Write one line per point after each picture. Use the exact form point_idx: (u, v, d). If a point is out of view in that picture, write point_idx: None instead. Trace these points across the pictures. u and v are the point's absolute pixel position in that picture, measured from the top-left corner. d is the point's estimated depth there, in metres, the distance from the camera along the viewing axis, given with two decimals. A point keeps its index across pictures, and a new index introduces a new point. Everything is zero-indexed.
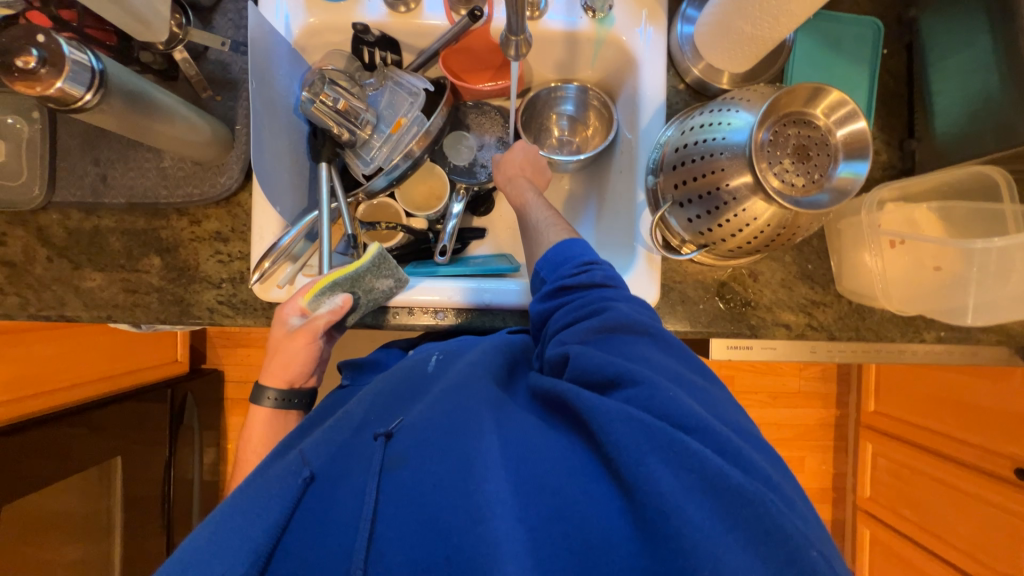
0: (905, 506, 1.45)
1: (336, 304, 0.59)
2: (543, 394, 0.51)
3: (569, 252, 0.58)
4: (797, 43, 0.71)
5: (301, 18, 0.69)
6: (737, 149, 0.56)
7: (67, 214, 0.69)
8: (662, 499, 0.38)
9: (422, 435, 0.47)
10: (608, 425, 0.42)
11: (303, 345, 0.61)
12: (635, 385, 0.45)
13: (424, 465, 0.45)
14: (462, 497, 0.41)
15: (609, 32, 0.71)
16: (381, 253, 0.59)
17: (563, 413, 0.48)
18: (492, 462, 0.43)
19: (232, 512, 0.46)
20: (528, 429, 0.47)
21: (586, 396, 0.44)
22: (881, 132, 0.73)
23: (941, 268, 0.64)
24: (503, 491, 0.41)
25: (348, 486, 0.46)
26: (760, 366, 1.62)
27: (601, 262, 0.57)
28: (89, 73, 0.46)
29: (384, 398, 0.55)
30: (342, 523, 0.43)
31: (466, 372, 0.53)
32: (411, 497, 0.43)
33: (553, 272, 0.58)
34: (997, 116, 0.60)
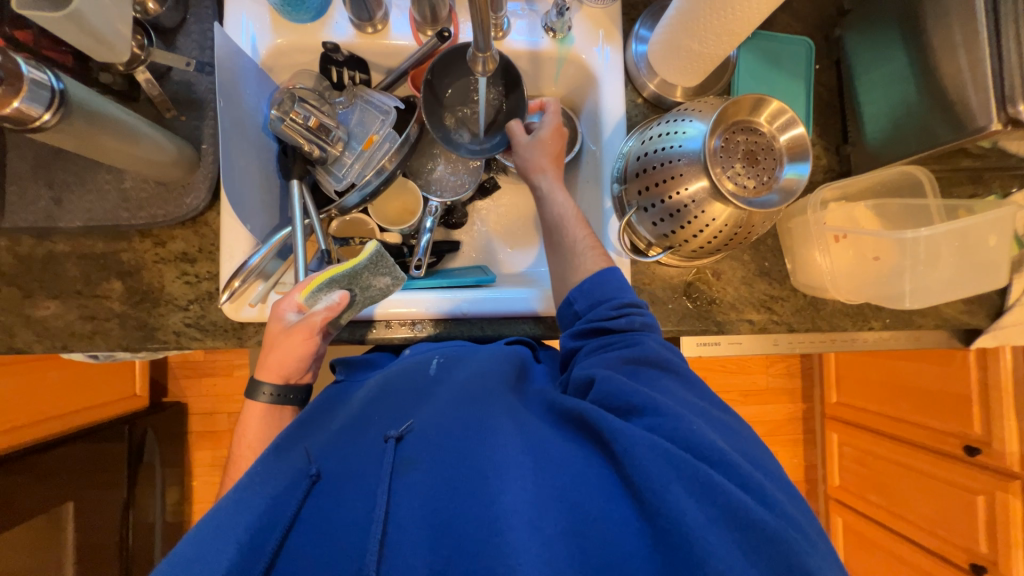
0: (871, 492, 1.52)
1: (331, 300, 0.55)
2: (561, 410, 0.51)
3: (604, 287, 0.59)
4: (740, 60, 0.77)
5: (268, 38, 0.70)
6: (692, 155, 0.60)
7: (17, 240, 0.66)
8: (686, 527, 0.39)
9: (436, 441, 0.48)
10: (638, 454, 0.43)
11: (301, 341, 0.58)
12: (658, 414, 0.46)
13: (438, 471, 0.45)
14: (481, 508, 0.42)
15: (570, 51, 0.75)
16: (379, 250, 0.56)
17: (582, 432, 0.49)
18: (511, 476, 0.44)
19: (231, 511, 0.44)
20: (548, 443, 0.47)
21: (613, 420, 0.45)
22: (820, 139, 0.80)
23: (879, 259, 0.70)
24: (522, 505, 0.42)
25: (356, 486, 0.46)
26: (730, 366, 1.69)
27: (639, 307, 0.58)
28: (48, 92, 0.45)
29: (392, 400, 0.54)
30: (352, 527, 0.43)
31: (483, 385, 0.54)
32: (425, 503, 0.43)
33: (590, 310, 0.59)
34: (917, 122, 0.67)
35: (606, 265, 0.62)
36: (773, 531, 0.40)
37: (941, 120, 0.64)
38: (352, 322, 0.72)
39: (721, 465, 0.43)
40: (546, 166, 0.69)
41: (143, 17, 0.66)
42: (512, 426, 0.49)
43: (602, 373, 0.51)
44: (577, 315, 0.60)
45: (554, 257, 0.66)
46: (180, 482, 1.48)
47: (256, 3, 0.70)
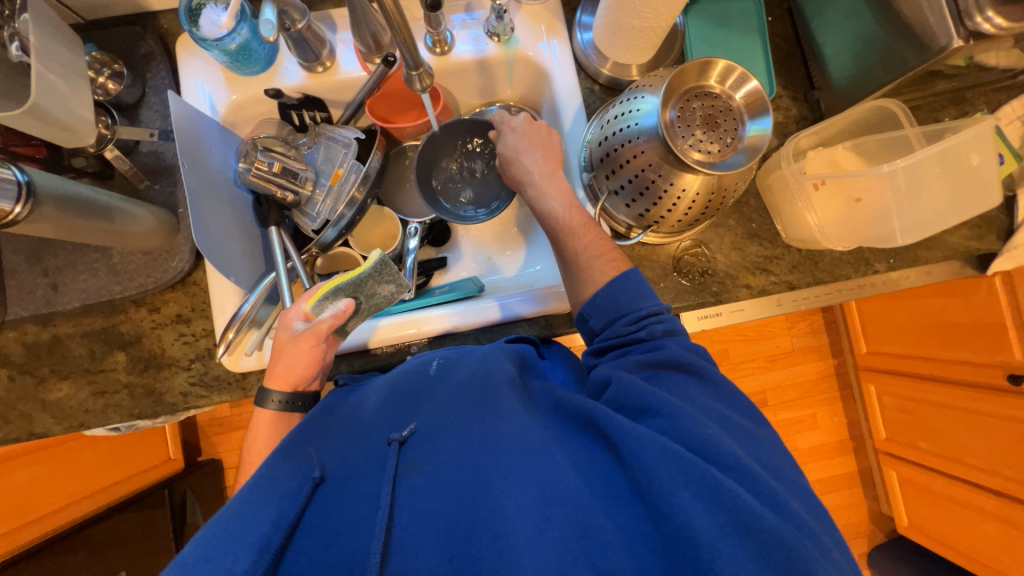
0: (921, 439, 1.45)
1: (337, 309, 0.58)
2: (566, 406, 0.51)
3: (619, 300, 0.56)
4: (689, 27, 0.76)
5: (224, 96, 0.72)
6: (650, 131, 0.59)
7: (23, 330, 0.69)
8: (692, 530, 0.38)
9: (438, 444, 0.48)
10: (646, 457, 0.42)
11: (308, 348, 0.58)
12: (666, 415, 0.46)
13: (441, 471, 0.46)
14: (484, 511, 0.42)
15: (517, 51, 0.76)
16: (383, 259, 0.58)
17: (588, 431, 0.48)
18: (512, 480, 0.44)
19: (241, 512, 0.44)
20: (550, 440, 0.47)
21: (620, 421, 0.45)
22: (786, 91, 0.79)
23: (863, 199, 0.67)
24: (524, 509, 0.42)
25: (359, 488, 0.47)
26: (750, 333, 1.65)
27: (660, 314, 0.56)
28: (15, 186, 0.48)
29: (396, 403, 0.55)
30: (355, 528, 0.44)
31: (485, 382, 0.54)
32: (428, 505, 0.44)
33: (607, 323, 0.57)
34: (880, 53, 0.65)
35: (620, 271, 0.59)
36: (779, 535, 0.38)
37: (904, 46, 0.61)
38: (348, 354, 0.73)
39: (716, 460, 0.43)
40: (534, 170, 0.67)
41: (106, 98, 0.69)
42: (514, 426, 0.48)
43: (618, 374, 0.51)
44: (594, 330, 0.58)
45: (567, 273, 0.64)
46: None
47: (209, 64, 0.72)
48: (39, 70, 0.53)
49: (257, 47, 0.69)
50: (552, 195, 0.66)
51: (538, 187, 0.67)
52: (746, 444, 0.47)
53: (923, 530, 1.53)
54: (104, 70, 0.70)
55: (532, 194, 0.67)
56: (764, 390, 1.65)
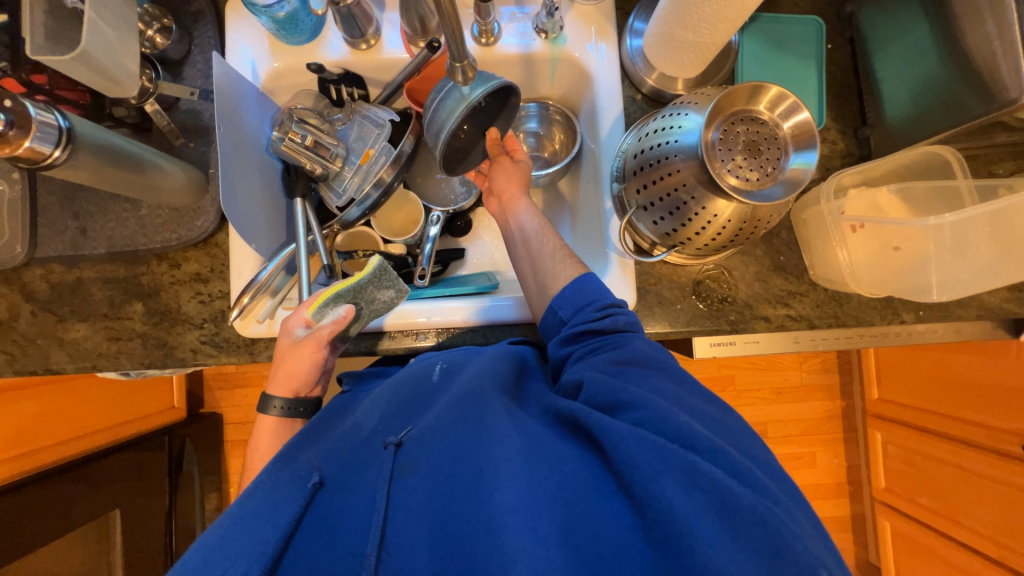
0: (922, 494, 1.41)
1: (339, 316, 0.57)
2: (556, 411, 0.50)
3: (585, 292, 0.59)
4: (743, 45, 0.74)
5: (266, 62, 0.73)
6: (689, 151, 0.58)
7: (49, 268, 0.71)
8: (672, 518, 0.38)
9: (430, 442, 0.48)
10: (624, 446, 0.42)
11: (308, 355, 0.59)
12: (638, 408, 0.45)
13: (434, 470, 0.46)
14: (476, 506, 0.42)
15: (562, 51, 0.74)
16: (382, 264, 0.59)
17: (575, 431, 0.48)
18: (502, 475, 0.44)
19: (243, 517, 0.45)
20: (542, 441, 0.47)
21: (598, 418, 0.44)
22: (835, 123, 0.76)
23: (901, 249, 0.64)
24: (513, 502, 0.41)
25: (358, 490, 0.47)
26: (760, 363, 1.61)
27: (621, 307, 0.59)
28: (55, 131, 0.49)
29: (396, 407, 0.56)
30: (352, 526, 0.44)
31: (475, 383, 0.54)
32: (421, 503, 0.44)
33: (574, 315, 0.59)
34: (944, 97, 0.62)
35: (581, 273, 0.63)
36: (752, 509, 0.38)
37: (972, 92, 0.58)
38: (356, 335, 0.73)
39: (697, 445, 0.42)
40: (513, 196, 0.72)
41: (152, 51, 0.69)
42: (505, 425, 0.48)
43: (589, 375, 0.51)
44: (563, 322, 0.60)
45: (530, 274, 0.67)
46: (217, 489, 1.56)
47: (255, 30, 0.72)
48: (91, 17, 0.54)
49: (304, 18, 0.69)
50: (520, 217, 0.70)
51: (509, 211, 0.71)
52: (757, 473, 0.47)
53: None
54: (153, 23, 0.69)
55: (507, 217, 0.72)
56: (766, 421, 1.62)
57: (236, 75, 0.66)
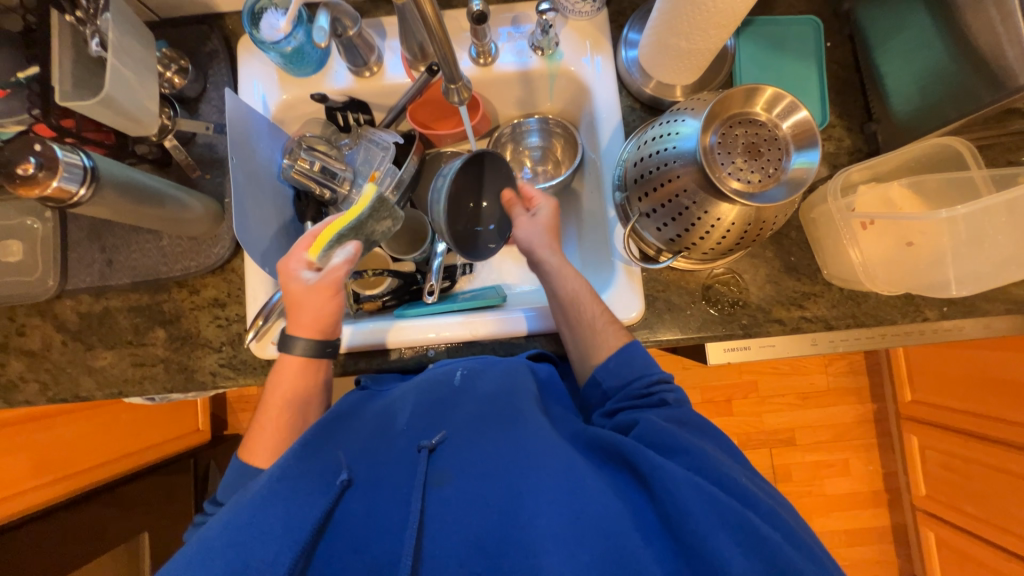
0: (965, 500, 1.33)
1: (348, 253, 0.60)
2: (595, 441, 0.52)
3: (632, 365, 0.59)
4: (740, 49, 0.74)
5: (276, 95, 0.76)
6: (688, 156, 0.58)
7: (78, 300, 0.75)
8: (725, 567, 0.39)
9: (468, 458, 0.50)
10: (680, 493, 0.43)
11: (327, 298, 0.60)
12: (695, 455, 0.47)
13: (473, 486, 0.48)
14: (518, 529, 0.44)
15: (559, 66, 0.76)
16: (379, 196, 0.63)
17: (617, 465, 0.50)
18: (545, 500, 0.45)
19: (269, 503, 0.44)
20: (584, 470, 0.48)
21: (654, 459, 0.46)
22: (840, 120, 0.75)
23: (915, 244, 0.62)
24: (555, 530, 0.43)
25: (391, 495, 0.48)
26: (782, 367, 1.57)
27: (670, 384, 0.58)
28: (81, 170, 0.52)
29: (425, 410, 0.57)
30: (386, 532, 0.46)
31: (514, 402, 0.56)
32: (460, 518, 0.46)
33: (618, 391, 0.59)
34: (951, 87, 0.60)
35: (625, 340, 0.62)
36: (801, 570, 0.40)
37: (979, 81, 0.57)
38: (367, 352, 0.74)
39: (753, 503, 0.45)
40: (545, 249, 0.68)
41: (170, 91, 0.73)
42: (548, 448, 0.50)
43: (645, 417, 0.52)
44: (606, 395, 0.60)
45: (571, 337, 0.65)
46: None
47: (265, 65, 0.76)
48: (112, 64, 0.58)
49: (310, 51, 0.72)
50: (563, 275, 0.66)
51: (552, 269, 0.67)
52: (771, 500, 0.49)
53: None
54: (171, 65, 0.73)
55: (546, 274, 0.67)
56: (793, 428, 1.56)
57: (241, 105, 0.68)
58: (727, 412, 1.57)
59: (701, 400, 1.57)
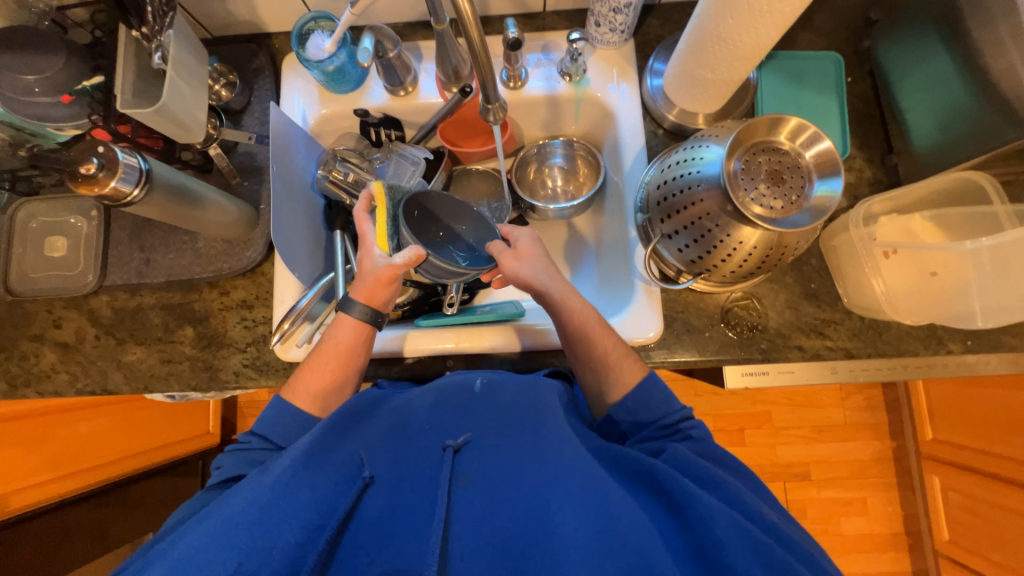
0: (991, 548, 1.28)
1: (406, 255, 0.59)
2: (622, 460, 0.53)
3: (651, 404, 0.60)
4: (762, 81, 0.76)
5: (316, 109, 0.80)
6: (711, 180, 0.59)
7: (114, 295, 0.78)
8: None
9: (494, 462, 0.52)
10: (713, 521, 0.44)
11: (387, 285, 0.62)
12: (725, 488, 0.49)
13: (497, 491, 0.49)
14: (543, 538, 0.45)
15: (586, 91, 0.79)
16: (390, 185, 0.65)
17: (644, 486, 0.51)
18: (571, 511, 0.46)
19: (297, 483, 0.48)
20: (612, 487, 0.49)
21: (685, 484, 0.47)
22: (861, 152, 0.76)
23: (938, 275, 0.62)
24: (581, 542, 0.44)
25: (416, 492, 0.50)
26: (797, 398, 1.54)
27: (691, 420, 0.60)
28: (137, 172, 0.55)
29: (449, 411, 0.58)
30: (412, 529, 0.47)
31: (539, 414, 0.58)
32: (483, 520, 0.47)
33: (641, 431, 0.60)
34: (972, 124, 0.62)
35: (642, 372, 0.63)
36: None
37: (1001, 118, 0.58)
38: (387, 360, 0.76)
39: (785, 541, 0.45)
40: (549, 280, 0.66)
41: (217, 103, 0.78)
42: (575, 460, 0.51)
43: (674, 446, 0.54)
44: (626, 435, 0.62)
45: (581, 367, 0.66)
46: None
47: (307, 82, 0.81)
48: (171, 77, 0.62)
49: (351, 70, 0.76)
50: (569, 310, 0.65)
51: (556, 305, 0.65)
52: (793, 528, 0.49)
53: None
54: (221, 79, 0.78)
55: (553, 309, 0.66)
56: (808, 462, 1.52)
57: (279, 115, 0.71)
58: (739, 442, 1.54)
59: (712, 428, 1.54)
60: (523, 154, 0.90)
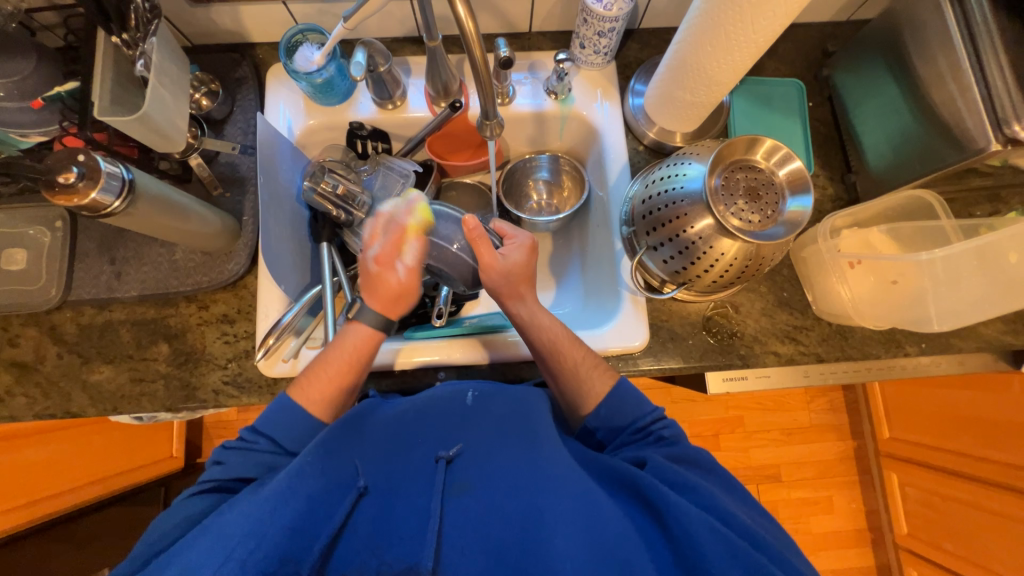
0: (945, 538, 1.36)
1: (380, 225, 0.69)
2: (606, 469, 0.55)
3: (624, 408, 0.62)
4: (734, 103, 0.82)
5: (302, 120, 0.80)
6: (695, 196, 0.63)
7: (80, 311, 0.73)
8: None
9: (486, 471, 0.54)
10: (695, 534, 0.44)
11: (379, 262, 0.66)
12: (703, 495, 0.49)
13: (487, 500, 0.52)
14: (533, 547, 0.47)
15: (571, 109, 0.82)
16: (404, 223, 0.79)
17: (630, 494, 0.52)
18: (560, 521, 0.48)
19: (277, 496, 0.46)
20: (600, 497, 0.51)
21: (667, 494, 0.47)
22: (823, 171, 0.83)
23: (898, 283, 0.68)
24: (570, 551, 0.45)
25: (409, 502, 0.52)
26: (767, 403, 1.61)
27: (661, 420, 0.62)
28: (119, 181, 0.53)
29: (441, 422, 0.60)
30: (404, 539, 0.49)
31: (532, 421, 0.60)
32: (474, 529, 0.49)
33: (617, 438, 0.63)
34: (919, 147, 0.69)
35: (613, 381, 0.65)
36: None
37: (944, 143, 0.65)
38: (377, 373, 0.75)
39: (763, 547, 0.45)
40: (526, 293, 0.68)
41: (197, 112, 0.75)
42: (563, 470, 0.53)
43: (652, 457, 0.54)
44: (604, 443, 0.64)
45: (556, 380, 0.66)
46: None
47: (292, 93, 0.80)
48: (153, 85, 0.60)
49: (339, 83, 0.76)
50: (541, 324, 0.67)
51: (526, 320, 0.67)
52: (766, 524, 0.52)
53: None
54: (201, 87, 0.76)
55: (525, 324, 0.67)
56: (778, 464, 1.59)
57: (260, 122, 0.69)
58: (714, 447, 1.58)
59: (689, 434, 1.59)
60: (510, 166, 0.92)
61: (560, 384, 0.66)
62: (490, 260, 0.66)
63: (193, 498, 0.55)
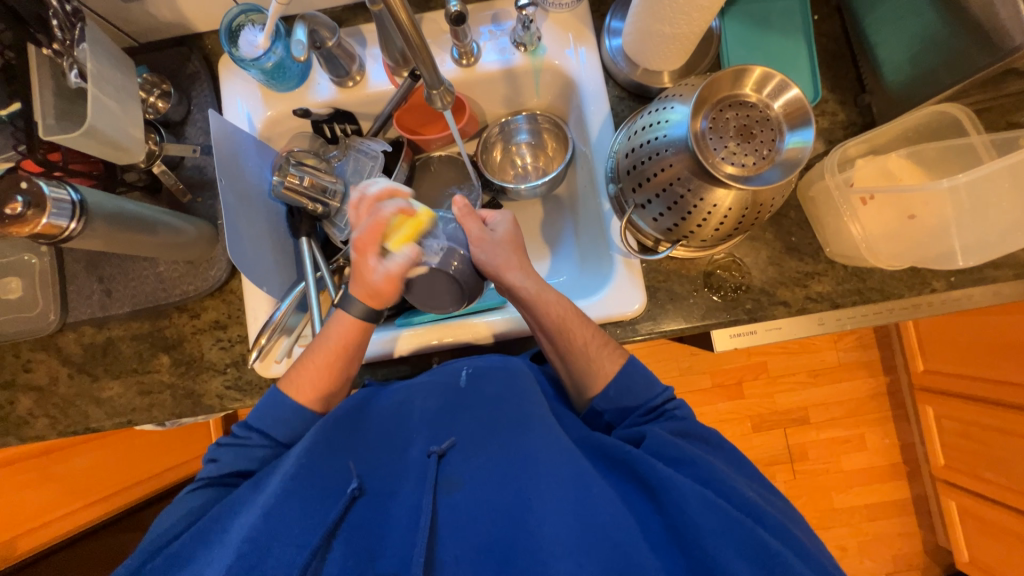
0: (986, 468, 1.32)
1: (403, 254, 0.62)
2: (601, 450, 0.55)
3: (633, 392, 0.60)
4: (725, 29, 0.72)
5: (260, 111, 0.76)
6: (679, 143, 0.57)
7: (81, 332, 0.75)
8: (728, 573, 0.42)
9: (478, 462, 0.55)
10: (688, 507, 0.45)
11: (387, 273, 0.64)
12: (701, 467, 0.50)
13: (478, 489, 0.52)
14: (525, 535, 0.48)
15: (543, 60, 0.75)
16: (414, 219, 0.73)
17: (625, 475, 0.53)
18: (551, 506, 0.49)
19: (279, 502, 0.48)
20: (592, 479, 0.51)
21: (661, 471, 0.48)
22: (833, 94, 0.73)
23: (917, 217, 0.61)
24: (562, 535, 0.46)
25: (403, 499, 0.54)
26: (791, 346, 1.56)
27: (672, 400, 0.60)
28: (70, 205, 0.51)
29: (432, 416, 0.60)
30: (399, 537, 0.51)
31: (522, 406, 0.59)
32: (467, 521, 0.50)
33: (623, 419, 0.61)
34: (943, 54, 0.59)
35: (621, 362, 0.62)
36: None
37: (972, 45, 0.55)
38: (373, 363, 0.74)
39: (758, 516, 0.46)
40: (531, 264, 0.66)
41: (155, 117, 0.73)
42: (554, 455, 0.52)
43: (651, 431, 0.55)
44: (612, 425, 0.62)
45: (563, 354, 0.63)
46: None
47: (246, 83, 0.75)
48: (93, 93, 0.57)
49: (291, 65, 0.72)
50: (541, 299, 0.64)
51: (528, 298, 0.64)
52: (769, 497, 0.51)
53: (987, 567, 1.39)
54: (154, 90, 0.73)
55: (524, 299, 0.65)
56: (806, 406, 1.55)
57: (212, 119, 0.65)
58: (738, 395, 1.56)
59: (711, 385, 1.56)
60: (486, 132, 0.86)
61: (568, 358, 0.63)
62: (477, 235, 0.67)
63: (187, 495, 0.56)
